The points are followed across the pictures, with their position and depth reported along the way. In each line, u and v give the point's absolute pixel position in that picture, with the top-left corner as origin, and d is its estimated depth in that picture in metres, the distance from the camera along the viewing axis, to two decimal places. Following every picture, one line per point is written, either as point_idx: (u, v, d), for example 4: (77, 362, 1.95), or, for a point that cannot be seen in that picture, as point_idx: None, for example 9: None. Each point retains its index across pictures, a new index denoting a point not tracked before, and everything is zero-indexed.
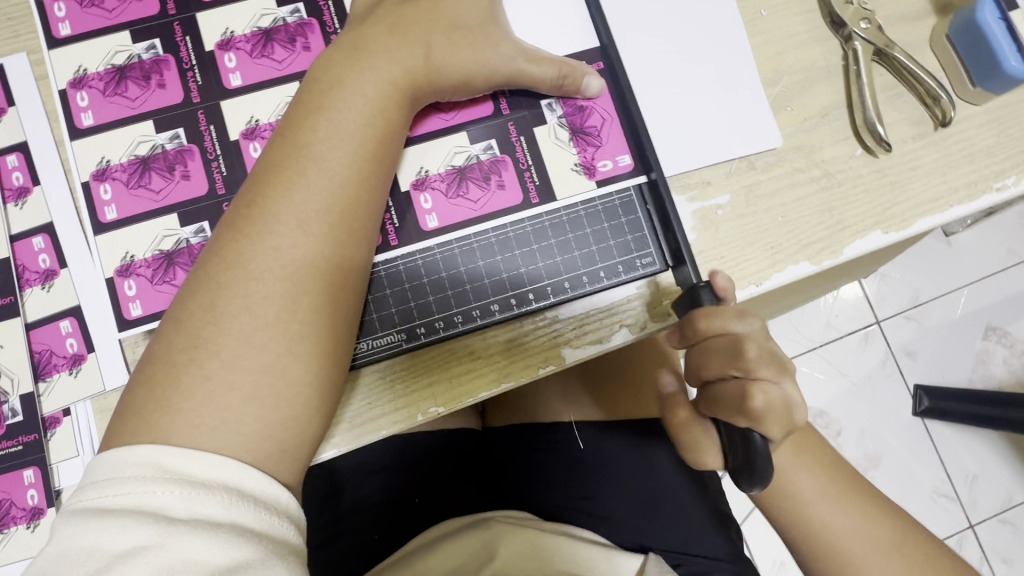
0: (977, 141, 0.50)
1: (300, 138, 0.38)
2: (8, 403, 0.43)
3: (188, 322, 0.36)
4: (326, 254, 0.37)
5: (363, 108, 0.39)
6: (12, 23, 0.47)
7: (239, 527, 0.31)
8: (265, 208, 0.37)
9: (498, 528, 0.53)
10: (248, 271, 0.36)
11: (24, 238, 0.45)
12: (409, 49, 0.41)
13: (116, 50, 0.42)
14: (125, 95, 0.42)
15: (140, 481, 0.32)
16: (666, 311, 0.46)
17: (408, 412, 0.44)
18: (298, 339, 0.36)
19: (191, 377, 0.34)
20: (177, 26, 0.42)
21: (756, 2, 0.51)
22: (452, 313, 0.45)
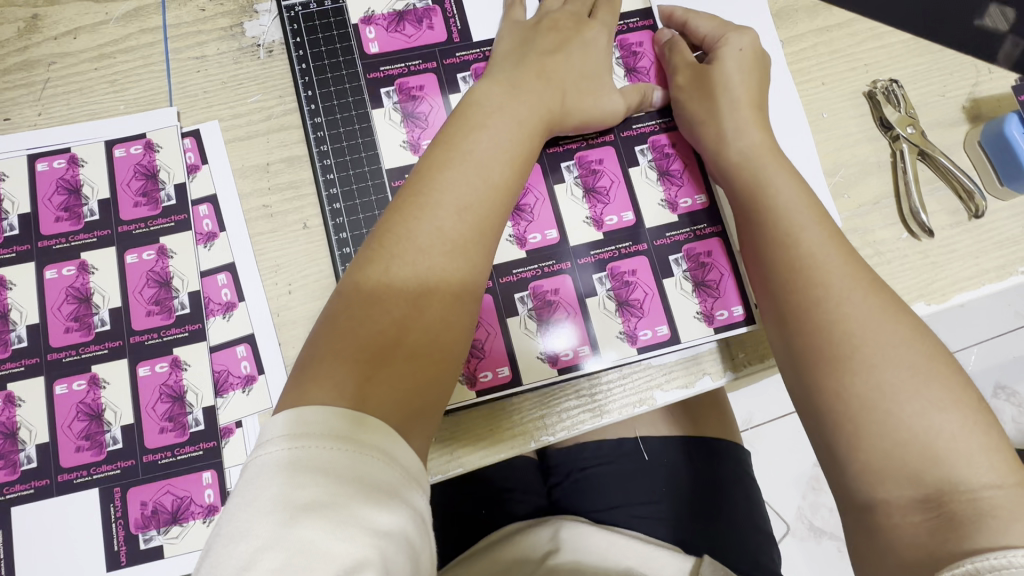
0: (1004, 231, 0.59)
1: (464, 145, 0.47)
2: (192, 414, 0.50)
3: (361, 288, 0.43)
4: (465, 252, 0.45)
5: (514, 129, 0.48)
6: (207, 95, 0.57)
7: (388, 495, 0.35)
8: (427, 200, 0.45)
9: (563, 525, 0.66)
10: (416, 244, 0.44)
11: (211, 274, 0.53)
12: (553, 87, 0.51)
13: (386, 116, 0.55)
14: (425, 116, 0.55)
15: (308, 441, 0.36)
16: (741, 363, 0.55)
17: (523, 439, 0.52)
18: (427, 315, 0.43)
19: (347, 343, 0.41)
20: (370, 68, 0.56)
21: (818, 106, 0.61)
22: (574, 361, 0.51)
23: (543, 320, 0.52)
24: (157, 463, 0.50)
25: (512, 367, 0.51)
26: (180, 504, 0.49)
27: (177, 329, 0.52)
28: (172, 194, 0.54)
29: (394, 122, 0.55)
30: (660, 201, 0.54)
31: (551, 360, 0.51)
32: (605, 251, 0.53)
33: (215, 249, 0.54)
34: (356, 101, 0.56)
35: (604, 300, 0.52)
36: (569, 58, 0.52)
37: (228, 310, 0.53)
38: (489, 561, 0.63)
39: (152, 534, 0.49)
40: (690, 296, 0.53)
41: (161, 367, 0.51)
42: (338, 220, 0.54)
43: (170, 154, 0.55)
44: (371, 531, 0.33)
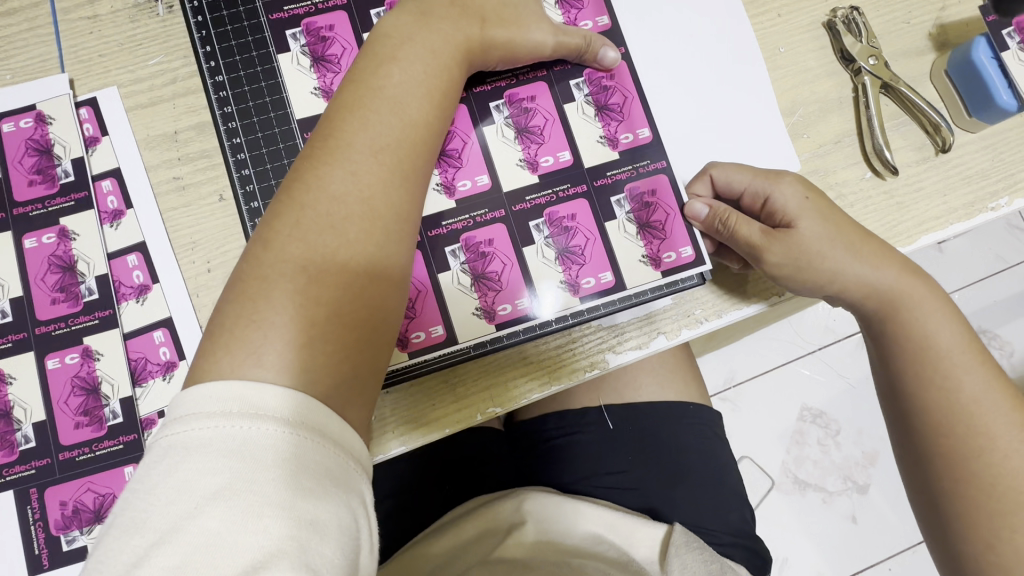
0: (974, 165, 0.56)
1: (374, 81, 0.41)
2: (108, 406, 0.47)
3: (270, 246, 0.37)
4: (387, 197, 0.39)
5: (430, 61, 0.42)
6: (103, 59, 0.51)
7: (315, 479, 0.31)
8: (341, 140, 0.39)
9: (528, 495, 0.63)
10: (329, 192, 0.38)
11: (120, 256, 0.49)
12: (468, 12, 0.45)
13: (294, 64, 0.49)
14: (337, 59, 0.50)
15: (223, 417, 0.31)
16: (698, 318, 0.51)
17: (468, 412, 0.49)
18: (350, 267, 0.37)
19: (255, 306, 0.35)
20: (270, 10, 0.50)
21: (775, 40, 0.57)
22: (516, 328, 0.47)
23: (479, 275, 0.47)
24: (75, 461, 0.46)
25: (446, 327, 0.46)
26: (102, 502, 0.46)
27: (86, 316, 0.48)
28: (70, 171, 0.50)
29: (303, 68, 0.49)
30: (598, 137, 0.49)
31: (486, 316, 0.46)
32: (541, 195, 0.48)
33: (123, 227, 0.49)
34: (260, 48, 0.50)
35: (542, 247, 0.47)
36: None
37: (143, 294, 0.49)
38: (455, 534, 0.61)
39: (75, 534, 0.46)
40: (634, 239, 0.48)
41: (71, 359, 0.47)
42: (248, 189, 0.49)
43: (65, 126, 0.50)
44: (291, 520, 0.29)
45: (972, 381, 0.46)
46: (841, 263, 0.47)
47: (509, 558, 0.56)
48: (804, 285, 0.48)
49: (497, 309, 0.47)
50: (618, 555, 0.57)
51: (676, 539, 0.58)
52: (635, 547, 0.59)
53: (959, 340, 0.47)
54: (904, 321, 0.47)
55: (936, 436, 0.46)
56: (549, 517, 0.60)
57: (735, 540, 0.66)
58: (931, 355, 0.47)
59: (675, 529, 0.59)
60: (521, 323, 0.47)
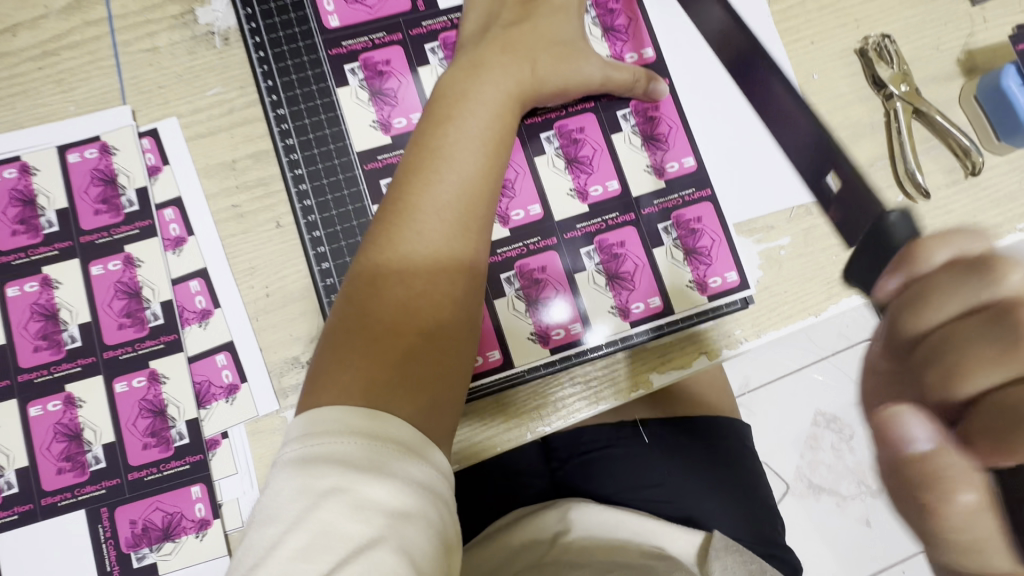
0: (1001, 188, 0.58)
1: (434, 142, 0.43)
2: (175, 427, 0.49)
3: (353, 308, 0.40)
4: (455, 247, 0.42)
5: (485, 114, 0.45)
6: (163, 90, 0.53)
7: (408, 479, 0.34)
8: (409, 202, 0.42)
9: (570, 504, 0.65)
10: (403, 253, 0.41)
11: (183, 282, 0.51)
12: (519, 58, 0.47)
13: (354, 95, 0.52)
14: (393, 91, 0.52)
15: (329, 432, 0.34)
16: (739, 339, 0.53)
17: (521, 431, 0.51)
18: (428, 318, 0.40)
19: (345, 366, 0.38)
20: (329, 44, 0.53)
21: (809, 67, 0.58)
22: (568, 352, 0.48)
23: (535, 301, 0.48)
24: (144, 480, 0.48)
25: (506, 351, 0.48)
26: (170, 521, 0.48)
27: (152, 341, 0.50)
28: (133, 199, 0.51)
29: (361, 100, 0.52)
30: (645, 166, 0.51)
31: (543, 341, 0.48)
32: (592, 224, 0.50)
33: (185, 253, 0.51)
34: (320, 82, 0.53)
35: (593, 274, 0.49)
36: (536, 24, 0.49)
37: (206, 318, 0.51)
38: (500, 546, 0.63)
39: (144, 552, 0.47)
40: (680, 265, 0.50)
41: (138, 382, 0.49)
42: (310, 218, 0.52)
43: (128, 156, 0.52)
44: (390, 514, 0.33)
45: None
46: None
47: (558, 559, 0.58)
48: None
49: (550, 334, 0.49)
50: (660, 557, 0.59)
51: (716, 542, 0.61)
52: (673, 548, 0.61)
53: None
54: None
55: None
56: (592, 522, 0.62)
57: (769, 550, 0.67)
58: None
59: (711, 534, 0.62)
60: (573, 346, 0.49)
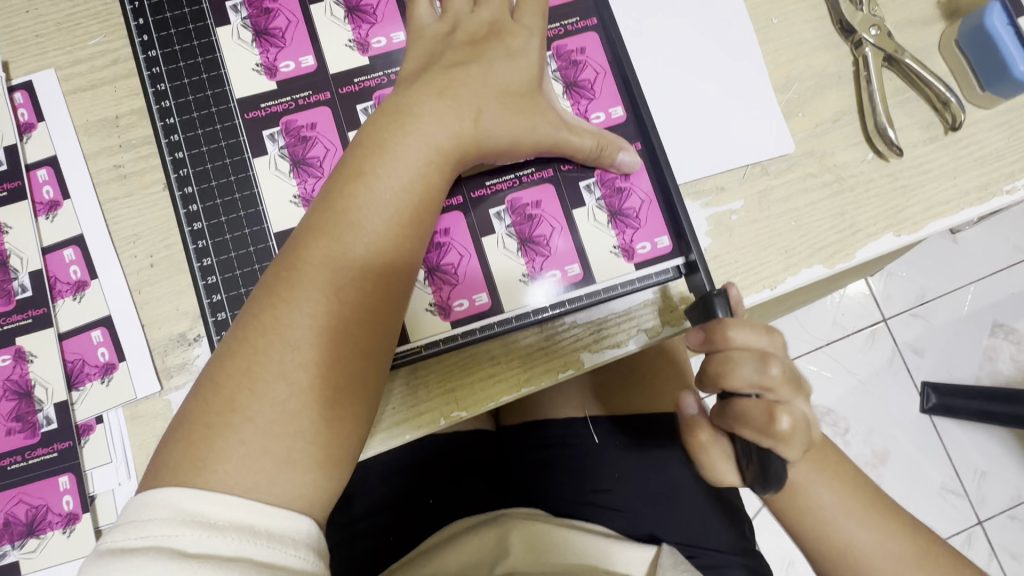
0: (987, 144, 0.51)
1: (340, 204, 0.38)
2: (42, 411, 0.44)
3: (226, 386, 0.35)
4: (361, 323, 0.37)
5: (405, 175, 0.39)
6: (40, 39, 0.48)
7: (262, 533, 0.33)
8: (302, 274, 0.37)
9: (514, 524, 0.57)
10: (290, 338, 0.36)
11: (55, 251, 0.46)
12: (457, 113, 0.40)
13: (236, 37, 0.45)
14: (280, 30, 0.45)
15: (156, 523, 0.31)
16: (684, 316, 0.46)
17: (431, 416, 0.46)
18: (329, 388, 0.36)
19: (228, 440, 0.34)
20: None
21: (768, 10, 0.52)
22: (470, 326, 0.44)
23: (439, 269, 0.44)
24: (5, 470, 0.43)
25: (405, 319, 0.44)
26: (35, 515, 0.43)
27: (19, 315, 0.44)
28: (3, 159, 0.46)
29: (244, 42, 0.45)
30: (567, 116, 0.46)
31: (444, 311, 0.44)
32: (502, 181, 0.45)
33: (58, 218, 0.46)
34: (198, 22, 0.45)
35: (503, 237, 0.45)
36: (488, 71, 0.42)
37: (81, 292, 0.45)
38: (438, 561, 0.55)
39: (6, 549, 0.43)
40: (604, 229, 0.45)
41: (3, 361, 0.44)
42: (181, 172, 0.45)
43: None
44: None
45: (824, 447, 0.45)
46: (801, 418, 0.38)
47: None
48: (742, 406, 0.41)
49: (453, 305, 0.44)
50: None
51: (666, 560, 0.54)
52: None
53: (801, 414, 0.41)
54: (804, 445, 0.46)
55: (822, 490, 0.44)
56: (537, 544, 0.54)
57: (734, 556, 0.60)
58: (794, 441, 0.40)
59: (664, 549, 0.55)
60: (479, 319, 0.44)
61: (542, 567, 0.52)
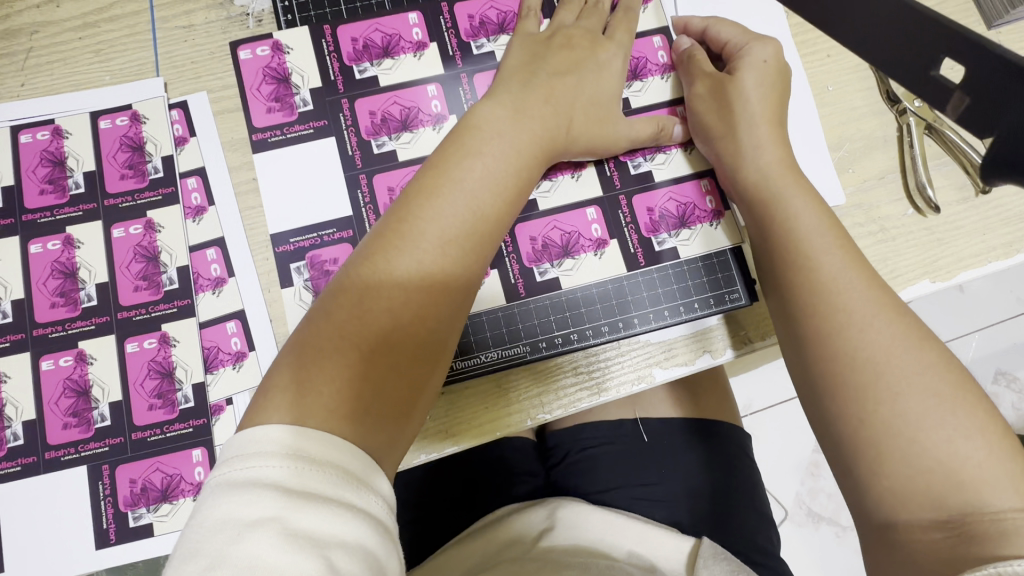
0: (1011, 207, 0.58)
1: (456, 169, 0.43)
2: (181, 390, 0.49)
3: (314, 343, 0.38)
4: (458, 270, 0.42)
5: (508, 159, 0.44)
6: (195, 65, 0.54)
7: (321, 503, 0.32)
8: (414, 226, 0.41)
9: (559, 501, 0.63)
10: (391, 279, 0.40)
11: (283, 243, 0.49)
12: (556, 119, 0.47)
13: (397, 141, 0.50)
14: (422, 119, 0.50)
15: (261, 459, 0.33)
16: (745, 339, 0.52)
17: (520, 416, 0.51)
18: (422, 331, 0.40)
19: (310, 392, 0.36)
20: (344, 101, 0.50)
21: (825, 78, 0.59)
22: (554, 334, 0.51)
23: (547, 262, 0.51)
24: (147, 441, 0.49)
25: (577, 261, 0.52)
26: (169, 482, 0.48)
27: (165, 304, 0.51)
28: (160, 167, 0.53)
29: (409, 141, 0.50)
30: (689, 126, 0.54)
31: (605, 250, 0.52)
32: (617, 179, 0.53)
33: (290, 216, 0.49)
34: (339, 116, 0.50)
35: (618, 230, 0.52)
36: (582, 82, 0.49)
37: (328, 270, 0.48)
38: (471, 548, 0.60)
39: (141, 512, 0.48)
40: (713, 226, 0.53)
41: (149, 344, 0.50)
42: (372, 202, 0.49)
43: (157, 126, 0.53)
44: (326, 543, 0.31)
45: (858, 295, 0.41)
46: (801, 208, 0.45)
47: (539, 555, 0.54)
48: (756, 156, 0.48)
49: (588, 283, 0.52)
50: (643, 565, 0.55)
51: (703, 551, 0.56)
52: (659, 556, 0.56)
53: (853, 279, 0.42)
54: (826, 307, 0.41)
55: (830, 393, 0.40)
56: (579, 525, 0.59)
57: (764, 560, 0.63)
58: (822, 314, 0.41)
59: (700, 541, 0.58)
60: (573, 327, 0.51)
61: (572, 541, 0.57)
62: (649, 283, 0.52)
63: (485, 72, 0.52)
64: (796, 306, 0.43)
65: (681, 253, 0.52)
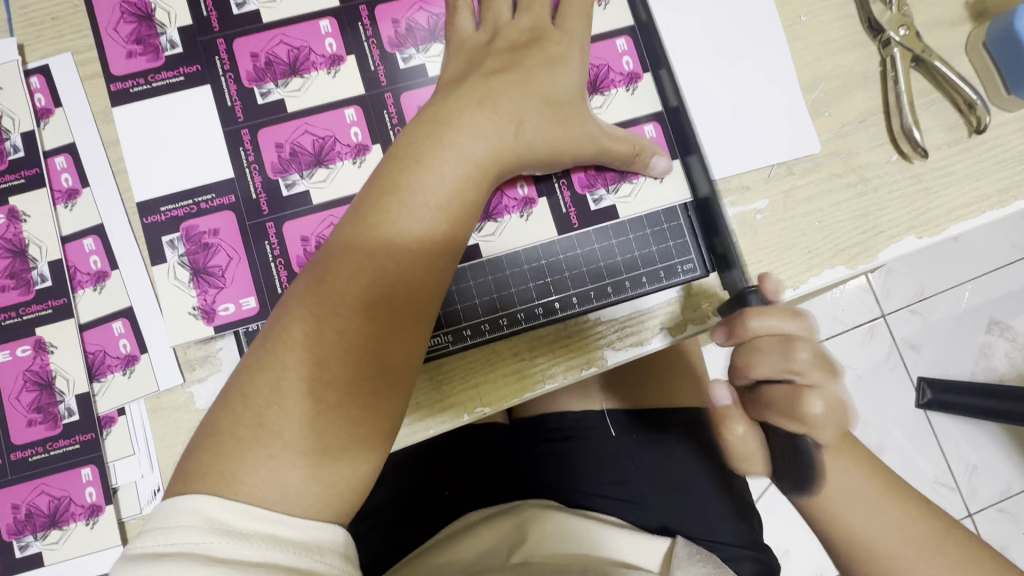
0: (1009, 147, 0.51)
1: (403, 178, 0.37)
2: (64, 403, 0.43)
3: (252, 396, 0.34)
4: (417, 290, 0.36)
5: (464, 158, 0.37)
6: (56, 22, 0.46)
7: (250, 566, 0.29)
8: (362, 249, 0.35)
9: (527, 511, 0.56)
10: (338, 315, 0.34)
11: (153, 212, 0.40)
12: (507, 105, 0.39)
13: (282, 90, 0.42)
14: (311, 60, 0.42)
15: (184, 530, 0.30)
16: (707, 314, 0.45)
17: (455, 413, 0.45)
18: (377, 367, 0.35)
19: (255, 449, 0.32)
20: (220, 42, 0.42)
21: (796, 7, 0.51)
22: (480, 321, 0.44)
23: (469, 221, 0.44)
24: (28, 461, 0.43)
25: (501, 225, 0.44)
26: (57, 506, 0.43)
27: (38, 305, 0.44)
28: (21, 146, 0.45)
29: (297, 87, 0.42)
30: (625, 66, 0.47)
31: (533, 210, 0.45)
32: None
33: (156, 180, 0.41)
34: (211, 60, 0.41)
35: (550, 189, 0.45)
36: (541, 48, 0.41)
37: (207, 242, 0.40)
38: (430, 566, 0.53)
39: (28, 540, 0.42)
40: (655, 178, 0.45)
41: (23, 351, 0.44)
42: (253, 160, 0.41)
43: (15, 96, 0.45)
44: None
45: None
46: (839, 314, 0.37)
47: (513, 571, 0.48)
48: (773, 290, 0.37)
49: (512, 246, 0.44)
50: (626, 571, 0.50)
51: (678, 552, 0.52)
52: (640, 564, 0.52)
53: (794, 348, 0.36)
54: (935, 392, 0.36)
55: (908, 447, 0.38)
56: (552, 533, 0.52)
57: (742, 547, 0.58)
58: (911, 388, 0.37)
59: (676, 540, 0.54)
60: (504, 310, 0.44)
61: (552, 556, 0.50)
62: (588, 253, 0.45)
63: (389, 4, 0.43)
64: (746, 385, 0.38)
65: (621, 211, 0.45)
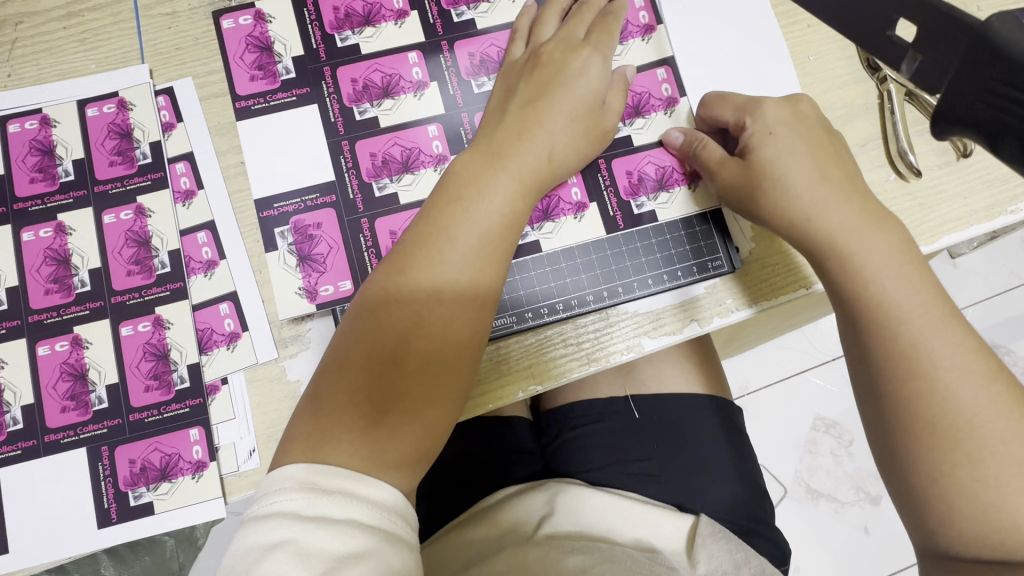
0: (994, 169, 0.58)
1: (465, 191, 0.44)
2: (177, 371, 0.50)
3: (342, 367, 0.41)
4: (473, 286, 0.43)
5: (516, 174, 0.45)
6: (180, 51, 0.54)
7: (331, 520, 0.35)
8: (432, 248, 0.43)
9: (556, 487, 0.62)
10: (413, 304, 0.42)
11: (268, 208, 0.48)
12: (550, 131, 0.47)
13: (376, 109, 0.50)
14: (400, 85, 0.50)
15: (278, 493, 0.36)
16: (730, 307, 0.52)
17: (510, 389, 0.51)
18: (439, 348, 0.42)
19: (342, 411, 0.39)
20: (326, 70, 0.50)
21: (805, 48, 0.60)
22: (540, 305, 0.51)
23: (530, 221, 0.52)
24: (143, 422, 0.49)
25: (558, 225, 0.52)
26: (168, 461, 0.49)
27: (158, 288, 0.51)
28: (148, 154, 0.53)
29: (389, 107, 0.50)
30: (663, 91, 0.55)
31: (585, 214, 0.52)
32: None
33: (270, 182, 0.48)
34: (318, 83, 0.50)
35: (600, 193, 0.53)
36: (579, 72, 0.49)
37: (311, 234, 0.48)
38: (470, 536, 0.60)
39: (141, 491, 0.49)
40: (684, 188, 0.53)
41: (143, 327, 0.51)
42: (350, 167, 0.49)
43: (145, 112, 0.54)
44: (336, 558, 0.34)
45: (939, 342, 0.40)
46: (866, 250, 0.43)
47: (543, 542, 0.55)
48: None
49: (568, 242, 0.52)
50: (644, 547, 0.56)
51: (701, 529, 0.58)
52: (661, 540, 0.57)
53: (887, 255, 0.42)
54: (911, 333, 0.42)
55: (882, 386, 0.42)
56: (574, 508, 0.59)
57: (756, 529, 0.64)
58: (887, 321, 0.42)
59: (698, 520, 0.59)
60: (559, 298, 0.51)
61: (577, 529, 0.57)
62: (633, 251, 0.52)
63: (467, 40, 0.52)
64: (829, 279, 0.44)
65: (659, 216, 0.53)
